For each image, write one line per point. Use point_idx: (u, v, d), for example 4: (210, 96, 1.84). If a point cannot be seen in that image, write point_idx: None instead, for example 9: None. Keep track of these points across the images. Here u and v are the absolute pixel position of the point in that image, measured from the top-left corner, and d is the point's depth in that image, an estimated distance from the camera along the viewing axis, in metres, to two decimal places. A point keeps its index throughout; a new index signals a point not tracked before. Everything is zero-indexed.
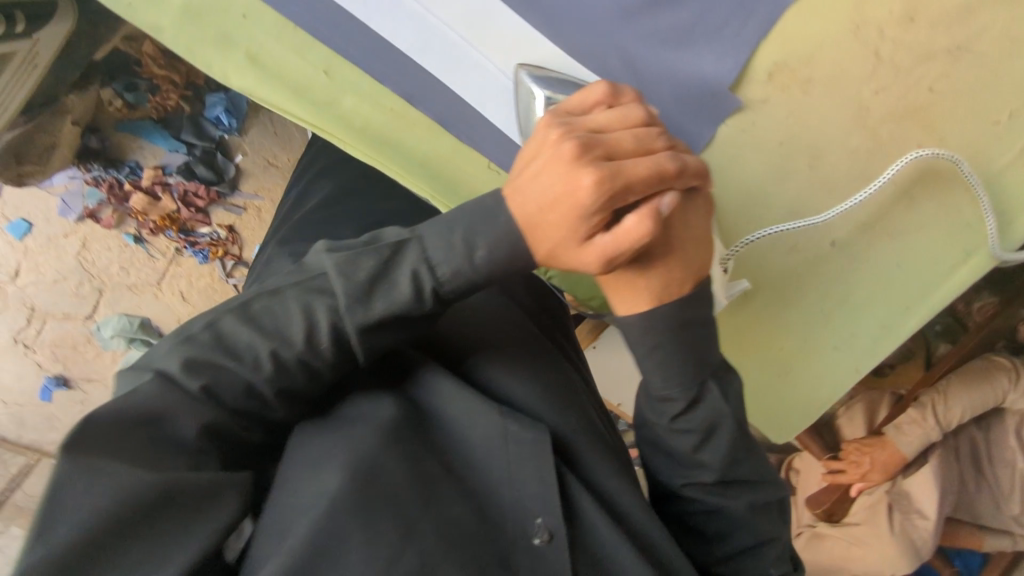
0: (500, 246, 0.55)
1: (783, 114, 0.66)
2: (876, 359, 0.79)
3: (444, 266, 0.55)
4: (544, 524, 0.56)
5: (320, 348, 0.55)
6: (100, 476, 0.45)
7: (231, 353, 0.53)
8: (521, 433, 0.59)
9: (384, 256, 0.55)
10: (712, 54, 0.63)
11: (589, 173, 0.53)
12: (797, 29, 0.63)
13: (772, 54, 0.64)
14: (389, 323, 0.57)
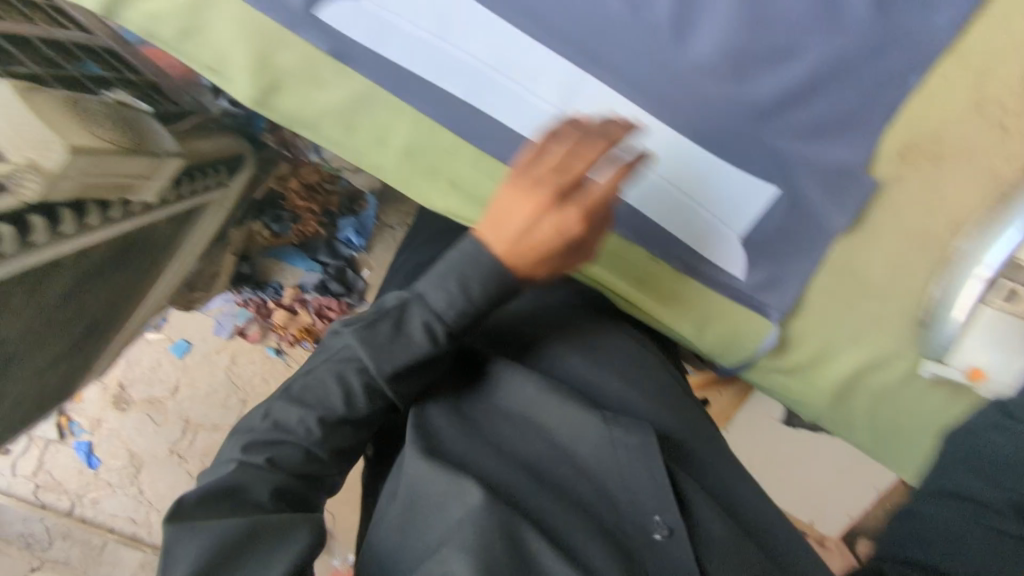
0: (479, 279, 0.66)
1: (916, 190, 0.71)
2: None
3: (438, 301, 0.66)
4: (663, 520, 0.64)
5: (357, 404, 0.67)
6: (203, 532, 0.57)
7: (311, 418, 0.65)
8: (627, 438, 0.67)
9: (392, 319, 0.67)
10: (845, 145, 0.69)
11: (550, 183, 0.63)
12: (921, 112, 0.68)
13: (901, 137, 0.69)
14: (427, 361, 0.68)
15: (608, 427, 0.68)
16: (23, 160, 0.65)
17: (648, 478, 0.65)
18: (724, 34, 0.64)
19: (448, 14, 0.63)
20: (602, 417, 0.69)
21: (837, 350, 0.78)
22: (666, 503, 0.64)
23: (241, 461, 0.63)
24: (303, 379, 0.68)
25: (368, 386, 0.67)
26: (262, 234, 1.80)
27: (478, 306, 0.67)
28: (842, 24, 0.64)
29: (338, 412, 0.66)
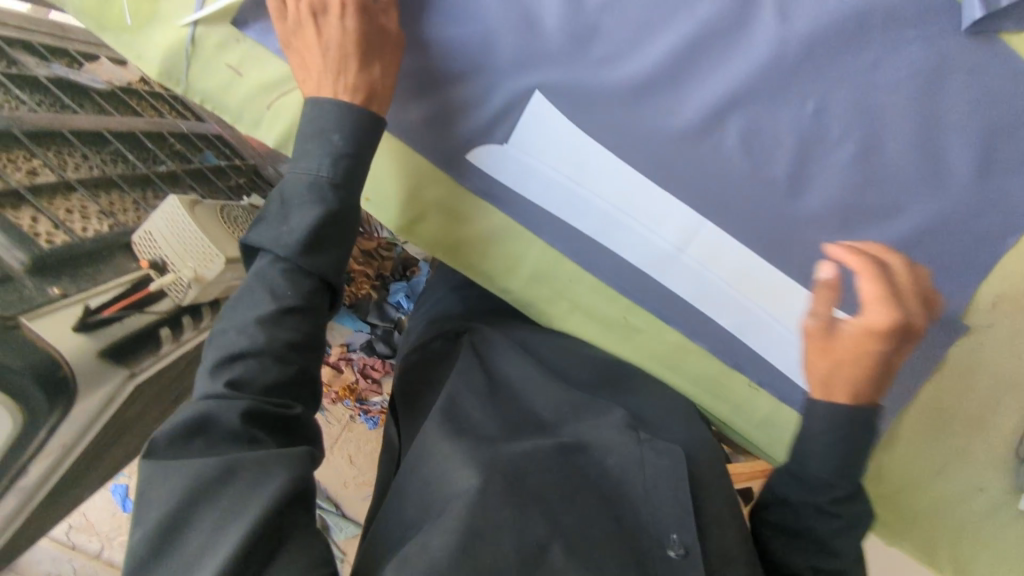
0: (347, 130, 0.66)
1: (1009, 337, 0.75)
2: None
3: (319, 178, 0.68)
4: (679, 538, 0.67)
5: (286, 291, 0.69)
6: (170, 472, 0.61)
7: (261, 317, 0.68)
8: (658, 458, 0.72)
9: (296, 208, 0.68)
10: (940, 291, 0.74)
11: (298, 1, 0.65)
12: (1019, 267, 0.72)
13: (996, 288, 0.74)
14: (319, 244, 0.69)
15: (642, 445, 0.72)
16: (188, 271, 0.94)
17: (675, 503, 0.69)
18: (836, 190, 0.71)
19: (583, 163, 0.73)
20: (636, 437, 0.73)
21: (919, 484, 0.82)
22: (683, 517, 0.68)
23: (204, 396, 0.66)
24: (237, 288, 0.71)
25: (288, 275, 0.69)
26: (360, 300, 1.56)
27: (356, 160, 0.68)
28: (945, 189, 0.70)
29: (295, 338, 0.70)
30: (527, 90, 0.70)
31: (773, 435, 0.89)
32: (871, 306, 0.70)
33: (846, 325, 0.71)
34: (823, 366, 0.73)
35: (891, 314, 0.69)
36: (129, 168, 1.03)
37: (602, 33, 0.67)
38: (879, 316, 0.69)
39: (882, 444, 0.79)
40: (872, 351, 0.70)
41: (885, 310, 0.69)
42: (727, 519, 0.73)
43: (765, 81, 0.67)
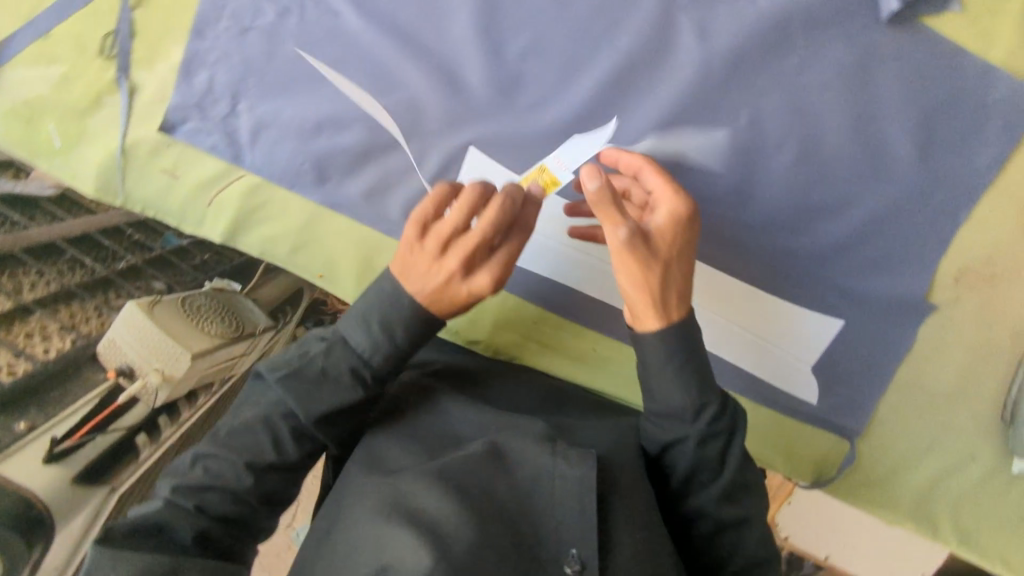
0: (400, 324, 0.58)
1: (976, 307, 0.76)
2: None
3: (372, 351, 0.58)
4: (579, 556, 0.47)
5: (286, 448, 0.58)
6: (120, 561, 0.49)
7: (251, 464, 0.56)
8: (569, 471, 0.51)
9: (319, 371, 0.58)
10: (904, 275, 0.74)
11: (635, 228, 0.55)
12: (974, 239, 0.73)
13: (957, 262, 0.74)
14: (358, 407, 0.59)
15: (555, 454, 0.52)
16: (157, 375, 0.75)
17: (578, 517, 0.49)
18: (783, 194, 0.71)
19: None
20: (550, 445, 0.53)
21: (909, 464, 0.82)
22: (590, 535, 0.48)
23: (168, 499, 0.55)
24: (236, 424, 0.59)
25: (298, 433, 0.58)
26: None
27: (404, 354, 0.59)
28: (887, 176, 0.70)
29: (273, 488, 0.58)
30: (462, 145, 0.69)
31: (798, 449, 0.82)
32: (663, 196, 0.57)
33: (619, 232, 0.54)
34: (632, 289, 0.56)
35: (677, 206, 0.56)
36: (90, 270, 0.84)
37: (526, 81, 0.68)
38: (671, 205, 0.57)
39: (658, 390, 0.59)
40: (674, 237, 0.57)
41: (673, 196, 0.57)
42: (644, 516, 0.53)
43: (694, 100, 0.68)
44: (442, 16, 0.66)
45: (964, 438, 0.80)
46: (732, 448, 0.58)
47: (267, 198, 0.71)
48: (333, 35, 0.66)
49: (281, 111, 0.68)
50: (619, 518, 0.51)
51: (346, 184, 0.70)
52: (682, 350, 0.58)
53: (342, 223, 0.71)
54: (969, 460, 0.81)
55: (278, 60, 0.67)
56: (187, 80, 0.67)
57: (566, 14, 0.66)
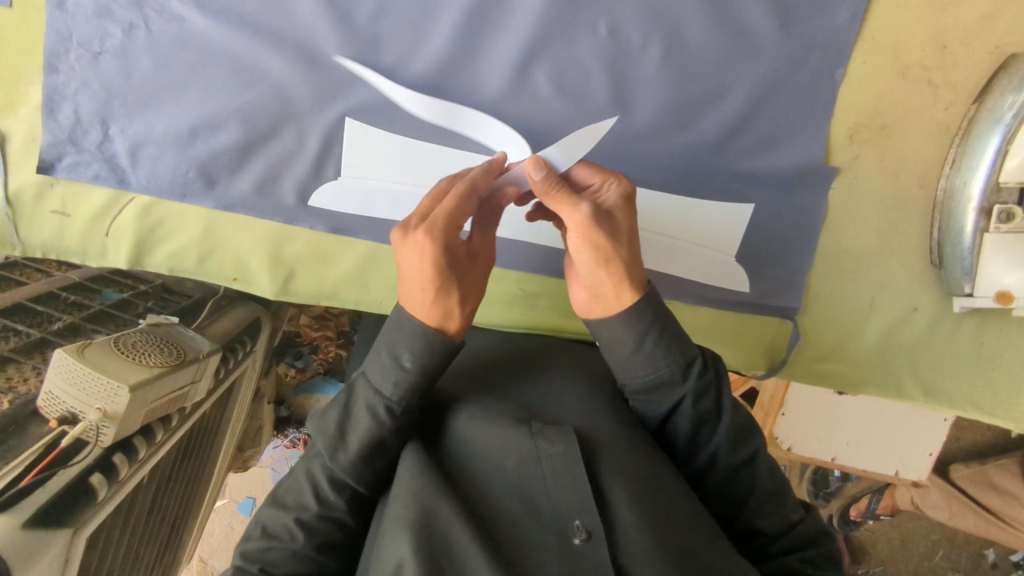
0: (416, 346, 0.57)
1: (877, 161, 0.77)
2: (982, 381, 0.83)
3: (388, 385, 0.56)
4: (584, 524, 0.49)
5: (330, 496, 0.57)
6: None
7: (301, 519, 0.56)
8: (552, 448, 0.54)
9: (342, 407, 0.58)
10: (799, 145, 0.75)
11: (605, 276, 0.59)
12: (856, 96, 0.74)
13: (847, 122, 0.75)
14: (386, 444, 0.57)
15: (535, 436, 0.55)
16: (98, 412, 0.74)
17: (572, 489, 0.52)
18: (661, 95, 0.72)
19: (422, 165, 0.71)
20: (529, 429, 0.56)
21: (856, 331, 0.82)
22: (587, 502, 0.50)
23: (235, 569, 0.54)
24: (284, 478, 0.59)
25: (336, 485, 0.57)
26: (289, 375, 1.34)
27: (417, 377, 0.56)
28: (758, 52, 0.71)
29: (331, 537, 0.58)
30: (338, 117, 0.69)
31: (743, 335, 0.83)
32: (606, 182, 0.64)
33: (585, 212, 0.58)
34: (606, 268, 0.59)
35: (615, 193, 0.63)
36: (24, 332, 0.88)
37: (383, 41, 0.68)
38: (617, 183, 0.63)
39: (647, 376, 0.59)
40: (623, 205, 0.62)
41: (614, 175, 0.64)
42: (643, 467, 0.55)
43: (551, 22, 0.68)
44: None
45: (902, 292, 0.81)
46: (723, 398, 0.59)
47: (160, 215, 0.71)
48: (181, 40, 0.66)
49: (153, 126, 0.68)
50: (611, 474, 0.53)
51: (236, 182, 0.71)
52: (653, 323, 0.58)
53: (240, 222, 0.72)
54: (912, 313, 0.81)
55: (136, 76, 0.67)
56: (53, 117, 0.67)
57: None
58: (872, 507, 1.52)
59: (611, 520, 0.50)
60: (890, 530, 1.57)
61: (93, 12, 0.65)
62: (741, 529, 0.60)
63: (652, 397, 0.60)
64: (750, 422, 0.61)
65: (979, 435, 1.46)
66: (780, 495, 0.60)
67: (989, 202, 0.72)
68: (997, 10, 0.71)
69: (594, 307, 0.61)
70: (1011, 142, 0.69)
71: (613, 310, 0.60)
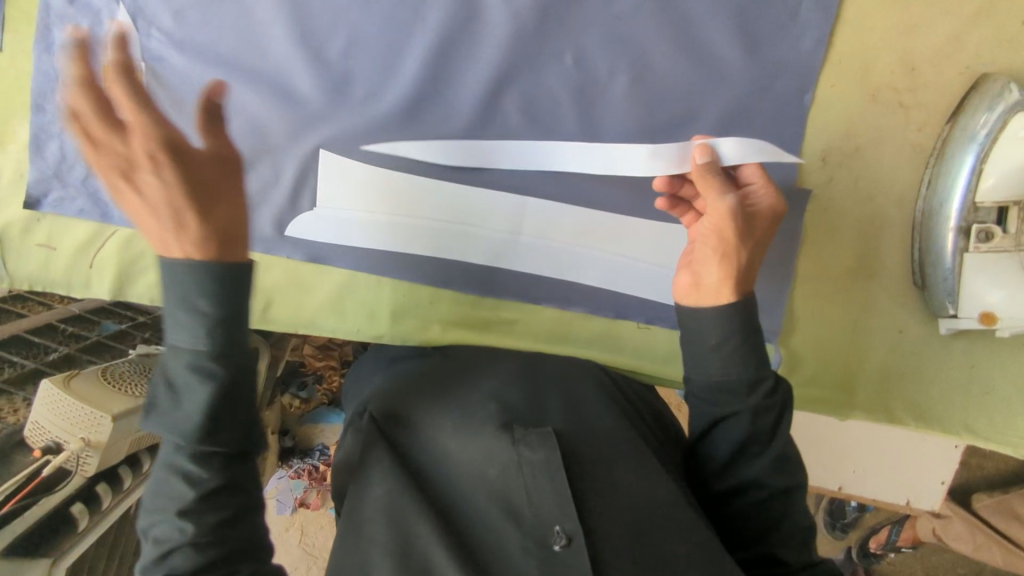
0: (205, 289, 0.57)
1: (853, 182, 0.76)
2: (979, 405, 0.79)
3: (186, 340, 0.56)
4: (564, 530, 0.50)
5: (198, 476, 0.55)
6: None
7: (180, 508, 0.54)
8: (534, 456, 0.54)
9: (166, 381, 0.57)
10: (771, 168, 0.75)
11: (718, 263, 0.59)
12: (827, 119, 0.75)
13: (820, 144, 0.75)
14: (225, 383, 0.57)
15: (517, 444, 0.55)
16: (80, 442, 0.75)
17: (552, 492, 0.52)
18: (631, 122, 0.72)
19: (395, 193, 0.72)
20: (511, 436, 0.56)
21: (841, 351, 0.80)
22: (567, 509, 0.50)
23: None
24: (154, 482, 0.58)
25: (197, 456, 0.56)
26: (293, 406, 1.32)
27: (217, 316, 0.56)
28: (724, 78, 0.72)
29: (222, 520, 0.55)
30: (313, 148, 0.71)
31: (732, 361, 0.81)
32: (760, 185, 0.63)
33: (725, 203, 0.59)
34: (718, 261, 0.59)
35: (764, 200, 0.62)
36: (19, 363, 0.88)
37: (355, 75, 0.71)
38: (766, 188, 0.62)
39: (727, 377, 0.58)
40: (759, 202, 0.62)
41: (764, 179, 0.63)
42: (633, 478, 0.54)
43: (517, 54, 0.71)
44: (261, 36, 0.70)
45: (888, 313, 0.79)
46: (783, 422, 0.58)
47: (142, 246, 0.73)
48: (161, 80, 0.70)
49: None
50: (590, 481, 0.53)
51: None
52: (742, 330, 0.58)
53: None
54: (899, 334, 0.79)
55: None
56: (39, 154, 0.72)
57: (374, 3, 0.70)
58: (892, 539, 1.44)
59: (590, 525, 0.50)
60: (913, 562, 1.51)
61: (78, 55, 0.70)
62: (759, 555, 0.57)
63: (717, 403, 0.59)
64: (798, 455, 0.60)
65: (999, 462, 1.42)
66: (806, 536, 0.58)
67: (968, 222, 0.71)
68: (962, 32, 0.72)
69: (689, 295, 0.61)
70: (985, 162, 0.68)
71: (709, 304, 0.59)
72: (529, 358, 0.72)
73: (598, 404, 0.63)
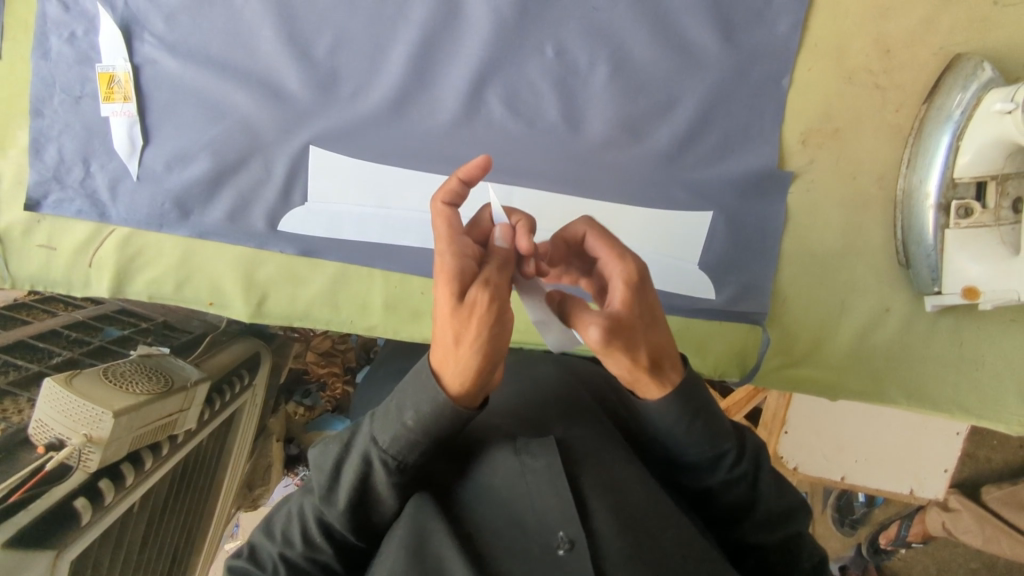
0: (424, 406, 0.48)
1: (833, 165, 0.78)
2: (966, 381, 0.80)
3: (388, 437, 0.49)
4: (568, 535, 0.47)
5: (316, 540, 0.52)
6: None
7: (286, 556, 0.52)
8: (536, 462, 0.52)
9: (345, 442, 0.53)
10: (752, 153, 0.76)
11: (644, 371, 0.49)
12: (804, 103, 0.76)
13: (798, 127, 0.77)
14: (385, 494, 0.51)
15: (519, 453, 0.53)
16: (82, 437, 0.76)
17: (556, 502, 0.49)
18: (611, 111, 0.74)
19: (384, 187, 0.75)
20: (512, 445, 0.53)
21: (829, 332, 0.81)
22: (569, 513, 0.48)
23: None
24: (285, 500, 0.57)
25: (327, 528, 0.53)
26: (298, 413, 1.32)
27: (422, 436, 0.49)
28: (702, 64, 0.73)
29: None
30: (303, 145, 0.74)
31: (724, 337, 0.82)
32: (610, 262, 0.47)
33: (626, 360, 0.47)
34: (651, 376, 0.49)
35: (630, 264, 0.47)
36: (23, 367, 0.88)
37: (341, 74, 0.73)
38: (620, 268, 0.46)
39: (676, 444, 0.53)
40: (649, 311, 0.46)
41: (613, 266, 0.46)
42: (633, 480, 0.52)
43: (499, 47, 0.72)
44: (249, 36, 0.72)
45: (876, 293, 0.79)
46: (761, 475, 0.55)
47: (141, 243, 0.76)
48: (154, 82, 0.73)
49: (129, 162, 0.74)
50: (594, 487, 0.51)
51: (208, 212, 0.75)
52: (702, 407, 0.51)
53: (214, 248, 0.76)
54: (888, 313, 0.79)
55: (112, 116, 0.73)
56: (38, 157, 0.74)
57: (359, 2, 0.71)
58: (903, 535, 1.42)
59: (592, 529, 0.48)
60: (923, 557, 1.50)
61: (75, 61, 0.73)
62: None
63: (685, 454, 0.53)
64: (797, 502, 0.57)
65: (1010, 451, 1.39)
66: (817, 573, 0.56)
67: (947, 198, 0.71)
68: (936, 13, 0.73)
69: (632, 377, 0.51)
70: (961, 138, 0.69)
71: (656, 393, 0.50)
72: (526, 359, 0.71)
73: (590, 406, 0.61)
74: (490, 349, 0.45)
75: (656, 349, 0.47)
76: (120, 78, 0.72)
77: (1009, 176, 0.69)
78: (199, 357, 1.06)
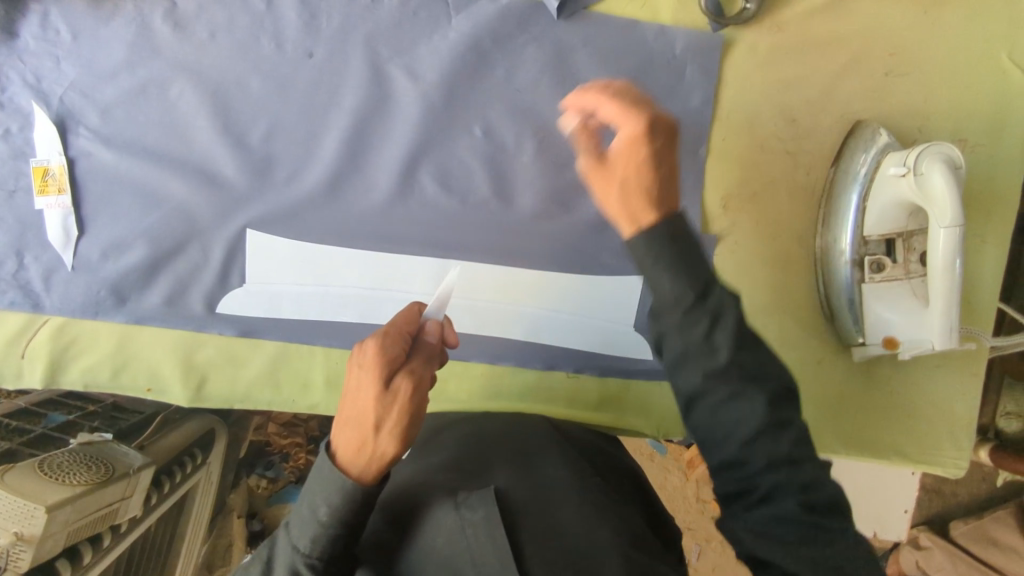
0: (334, 496, 0.49)
1: (754, 226, 0.82)
2: (903, 429, 0.82)
3: (304, 540, 0.50)
4: None
5: None
6: None
7: None
8: (473, 514, 0.50)
9: (264, 561, 0.53)
10: None
11: (627, 206, 0.51)
12: (722, 170, 0.81)
13: (718, 193, 0.81)
14: None
15: (458, 507, 0.51)
16: (11, 537, 0.73)
17: (493, 552, 0.47)
18: (539, 184, 0.78)
19: (321, 267, 0.76)
20: (453, 501, 0.52)
21: None
22: (507, 561, 0.47)
23: None
24: None
25: None
26: (260, 487, 1.28)
27: (341, 527, 0.50)
28: (623, 138, 0.77)
29: None
30: (240, 229, 0.75)
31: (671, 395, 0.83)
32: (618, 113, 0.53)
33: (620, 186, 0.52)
34: (620, 207, 0.52)
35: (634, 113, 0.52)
36: None
37: (275, 159, 0.75)
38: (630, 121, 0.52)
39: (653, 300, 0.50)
40: (659, 136, 0.52)
41: (631, 114, 0.52)
42: (575, 526, 0.51)
43: (427, 129, 0.76)
44: (184, 126, 0.74)
45: (806, 347, 0.82)
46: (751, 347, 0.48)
47: (75, 333, 0.76)
48: (90, 174, 0.74)
49: (63, 253, 0.74)
50: (532, 536, 0.49)
51: (145, 298, 0.75)
52: (664, 244, 0.49)
53: (150, 334, 0.76)
54: (820, 364, 0.82)
55: (46, 209, 0.74)
56: None
57: (292, 92, 0.74)
58: None
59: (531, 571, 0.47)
60: None
61: (9, 156, 0.74)
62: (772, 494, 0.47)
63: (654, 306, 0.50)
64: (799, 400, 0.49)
65: (975, 489, 1.38)
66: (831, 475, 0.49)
67: (861, 254, 0.75)
68: (834, 84, 0.79)
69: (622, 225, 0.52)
70: (867, 199, 0.74)
71: (626, 228, 0.51)
72: (466, 423, 0.72)
73: (534, 458, 0.61)
74: (380, 401, 0.49)
75: (671, 173, 0.52)
76: (55, 171, 0.74)
77: (913, 233, 0.73)
78: (145, 440, 1.02)
